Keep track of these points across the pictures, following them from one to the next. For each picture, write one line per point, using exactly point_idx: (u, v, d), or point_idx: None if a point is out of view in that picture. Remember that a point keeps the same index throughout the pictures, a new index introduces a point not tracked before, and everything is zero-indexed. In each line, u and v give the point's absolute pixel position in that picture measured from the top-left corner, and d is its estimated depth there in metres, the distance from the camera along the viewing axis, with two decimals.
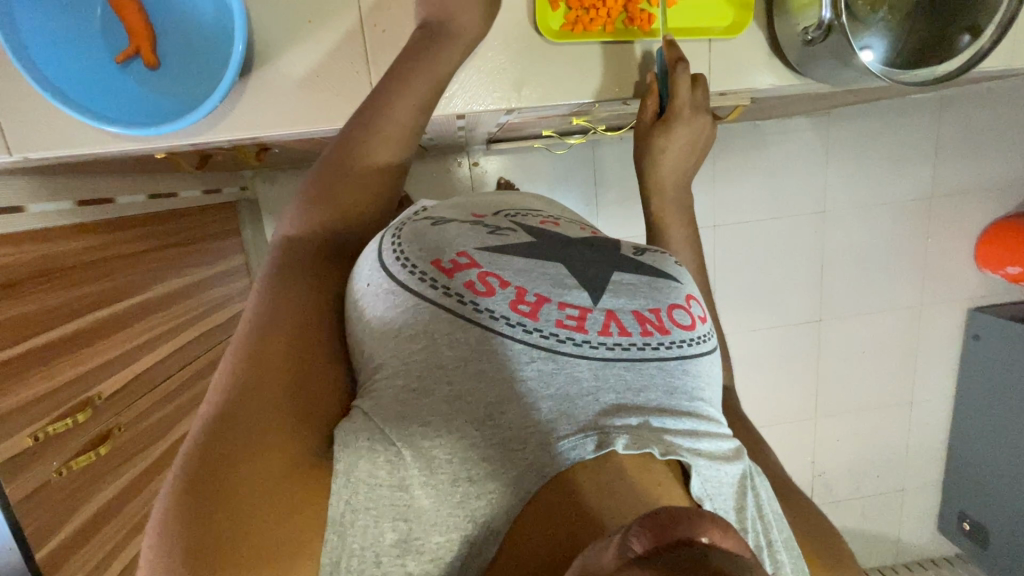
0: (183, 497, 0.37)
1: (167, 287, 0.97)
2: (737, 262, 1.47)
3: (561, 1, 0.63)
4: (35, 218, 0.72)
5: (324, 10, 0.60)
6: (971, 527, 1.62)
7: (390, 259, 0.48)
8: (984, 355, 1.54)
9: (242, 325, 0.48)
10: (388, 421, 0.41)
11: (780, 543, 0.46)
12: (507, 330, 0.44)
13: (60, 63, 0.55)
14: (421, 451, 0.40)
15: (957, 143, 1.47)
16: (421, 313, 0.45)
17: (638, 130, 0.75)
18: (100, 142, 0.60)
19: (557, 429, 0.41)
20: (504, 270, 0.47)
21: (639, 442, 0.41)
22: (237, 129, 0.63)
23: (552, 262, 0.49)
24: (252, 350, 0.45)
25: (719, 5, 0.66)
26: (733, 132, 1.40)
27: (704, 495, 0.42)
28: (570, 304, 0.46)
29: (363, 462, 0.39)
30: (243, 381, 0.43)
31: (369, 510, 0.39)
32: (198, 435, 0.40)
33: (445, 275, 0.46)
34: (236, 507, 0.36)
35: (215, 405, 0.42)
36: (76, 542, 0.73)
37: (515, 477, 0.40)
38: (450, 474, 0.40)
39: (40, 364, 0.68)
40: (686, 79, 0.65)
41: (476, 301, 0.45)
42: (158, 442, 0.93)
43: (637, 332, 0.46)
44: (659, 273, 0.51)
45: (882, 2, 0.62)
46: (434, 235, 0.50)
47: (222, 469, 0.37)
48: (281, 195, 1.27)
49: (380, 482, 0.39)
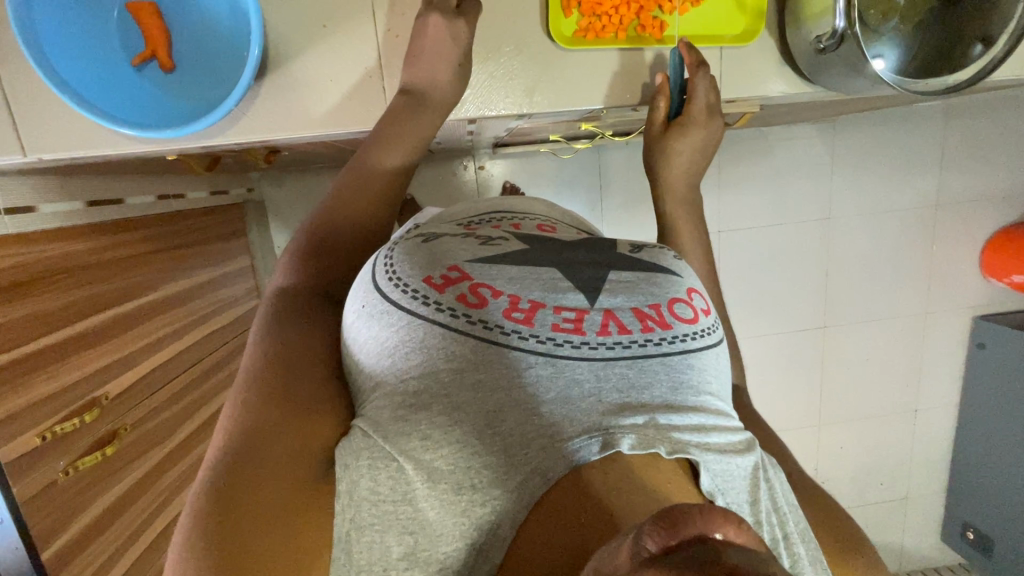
0: (195, 523, 0.37)
1: (175, 288, 0.98)
2: (742, 268, 1.47)
3: (574, 8, 0.63)
4: (47, 218, 0.72)
5: (339, 14, 0.61)
6: (975, 537, 1.62)
7: (382, 279, 0.48)
8: (989, 363, 1.54)
9: (247, 352, 0.50)
10: (385, 436, 0.41)
11: (797, 535, 0.46)
12: (504, 339, 0.44)
13: (77, 67, 0.55)
14: (422, 461, 0.40)
15: (963, 151, 1.47)
16: (416, 331, 0.45)
17: (648, 135, 0.74)
18: (114, 144, 0.60)
19: (562, 431, 0.41)
20: (494, 280, 0.48)
21: (645, 442, 0.40)
22: (249, 132, 0.63)
23: (545, 267, 0.50)
24: (257, 375, 0.47)
25: (731, 15, 0.67)
26: (739, 138, 1.40)
27: (715, 491, 0.42)
28: (566, 307, 0.46)
29: (365, 479, 0.40)
30: (248, 405, 0.44)
31: (372, 527, 0.40)
32: (209, 463, 0.41)
33: (436, 291, 0.46)
34: (246, 529, 0.37)
35: (222, 430, 0.43)
36: (83, 542, 0.73)
37: (519, 481, 0.40)
38: (452, 482, 0.40)
39: (49, 364, 0.69)
40: (704, 82, 0.67)
41: (468, 313, 0.45)
42: (164, 443, 0.93)
43: (637, 329, 0.46)
44: (656, 267, 0.52)
45: (894, 10, 0.62)
46: (425, 252, 0.50)
47: (226, 495, 0.38)
48: (288, 197, 1.28)
49: (382, 498, 0.40)
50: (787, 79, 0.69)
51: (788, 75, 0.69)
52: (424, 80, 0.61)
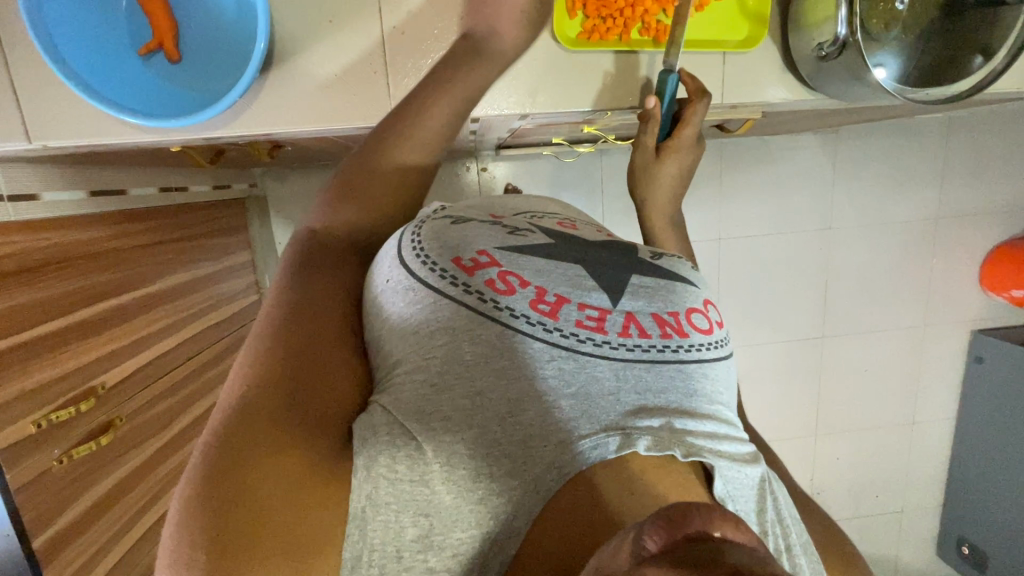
0: (203, 488, 0.36)
1: (174, 280, 0.97)
2: (742, 276, 1.47)
3: (579, 10, 0.65)
4: (47, 206, 0.73)
5: (346, 10, 0.61)
6: (970, 551, 1.61)
7: (409, 255, 0.49)
8: (986, 377, 1.54)
9: (263, 314, 0.49)
10: (407, 416, 0.42)
11: (800, 548, 0.46)
12: (527, 328, 0.45)
13: (85, 56, 0.56)
14: (443, 446, 0.41)
15: (963, 165, 1.47)
16: (443, 309, 0.45)
17: (636, 160, 0.75)
18: (120, 133, 0.60)
19: (579, 428, 0.42)
20: (523, 270, 0.47)
21: (662, 444, 0.42)
22: (254, 125, 0.63)
23: (572, 264, 0.50)
24: (274, 340, 0.46)
25: (732, 20, 0.67)
26: (741, 146, 1.41)
27: (726, 496, 0.43)
28: (590, 305, 0.47)
29: (383, 457, 0.40)
30: (264, 373, 0.43)
31: (388, 506, 0.39)
32: (218, 426, 0.40)
33: (465, 273, 0.47)
34: (260, 501, 0.36)
35: (236, 396, 0.42)
36: (75, 532, 0.73)
37: (537, 474, 0.41)
38: (471, 470, 0.41)
39: (46, 353, 0.69)
40: (699, 114, 0.68)
41: (497, 299, 0.45)
42: (159, 434, 0.93)
43: (657, 334, 0.46)
44: (677, 276, 0.52)
45: (897, 20, 0.62)
46: (455, 233, 0.50)
47: (238, 465, 0.37)
48: (289, 194, 1.28)
49: (400, 478, 0.39)
50: (788, 85, 0.70)
51: (789, 81, 0.70)
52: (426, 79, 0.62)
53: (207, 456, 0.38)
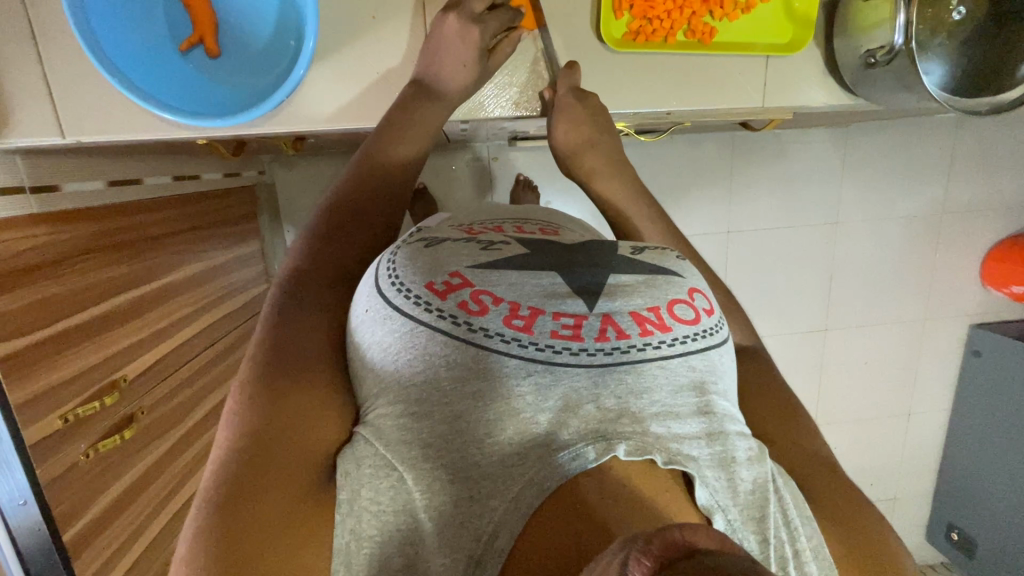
0: (203, 524, 0.39)
1: (186, 271, 0.95)
2: (749, 267, 1.48)
3: (625, 11, 0.64)
4: (69, 196, 0.72)
5: (388, 7, 0.63)
6: (959, 538, 1.67)
7: (385, 284, 0.49)
8: (983, 370, 1.58)
9: (252, 344, 0.50)
10: (389, 446, 0.43)
11: (809, 551, 0.46)
12: (500, 346, 0.45)
13: (124, 48, 0.55)
14: (422, 474, 0.42)
15: (970, 161, 1.49)
16: (419, 336, 0.45)
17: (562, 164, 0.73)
18: (155, 128, 0.60)
19: (558, 439, 0.43)
20: (496, 286, 0.47)
21: (641, 449, 0.42)
22: (295, 123, 0.64)
23: (546, 271, 0.50)
24: (264, 375, 0.47)
25: (778, 23, 0.67)
26: (754, 139, 1.40)
27: (713, 508, 0.43)
28: (565, 313, 0.47)
29: (366, 488, 0.42)
30: (259, 407, 0.45)
31: (373, 538, 0.41)
32: (216, 464, 0.43)
33: (438, 298, 0.46)
34: (250, 534, 0.39)
35: (234, 428, 0.45)
36: (102, 524, 0.73)
37: (517, 493, 0.41)
38: (450, 496, 0.42)
39: (69, 348, 0.68)
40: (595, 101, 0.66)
41: (469, 321, 0.45)
42: (177, 426, 0.93)
43: (636, 333, 0.47)
44: (658, 269, 0.52)
45: (942, 27, 0.62)
46: (428, 258, 0.50)
47: (251, 486, 0.41)
48: (301, 180, 1.25)
49: (384, 508, 0.42)
50: (827, 90, 0.70)
51: (829, 86, 0.70)
52: (449, 81, 0.63)
53: (211, 488, 0.41)
